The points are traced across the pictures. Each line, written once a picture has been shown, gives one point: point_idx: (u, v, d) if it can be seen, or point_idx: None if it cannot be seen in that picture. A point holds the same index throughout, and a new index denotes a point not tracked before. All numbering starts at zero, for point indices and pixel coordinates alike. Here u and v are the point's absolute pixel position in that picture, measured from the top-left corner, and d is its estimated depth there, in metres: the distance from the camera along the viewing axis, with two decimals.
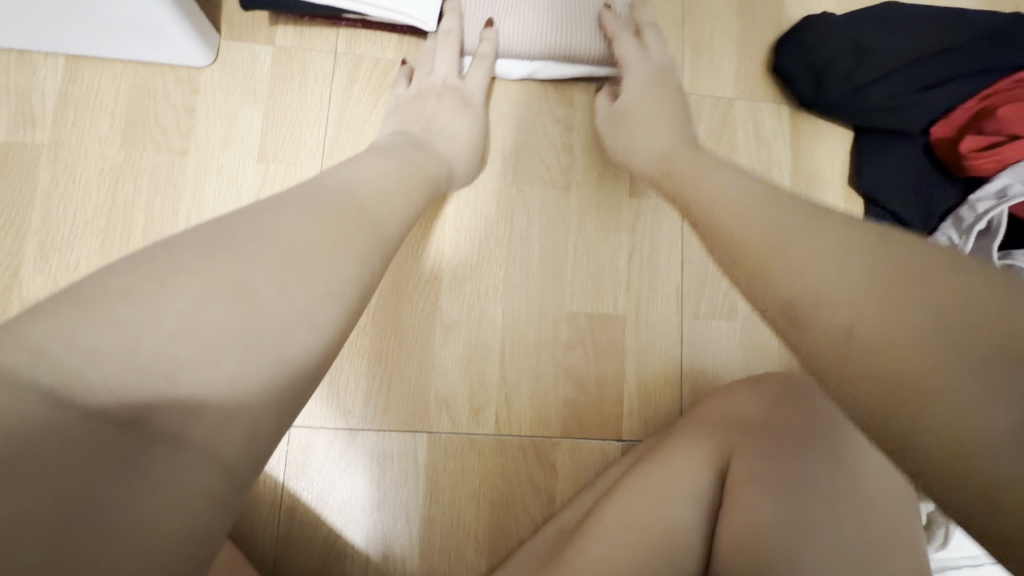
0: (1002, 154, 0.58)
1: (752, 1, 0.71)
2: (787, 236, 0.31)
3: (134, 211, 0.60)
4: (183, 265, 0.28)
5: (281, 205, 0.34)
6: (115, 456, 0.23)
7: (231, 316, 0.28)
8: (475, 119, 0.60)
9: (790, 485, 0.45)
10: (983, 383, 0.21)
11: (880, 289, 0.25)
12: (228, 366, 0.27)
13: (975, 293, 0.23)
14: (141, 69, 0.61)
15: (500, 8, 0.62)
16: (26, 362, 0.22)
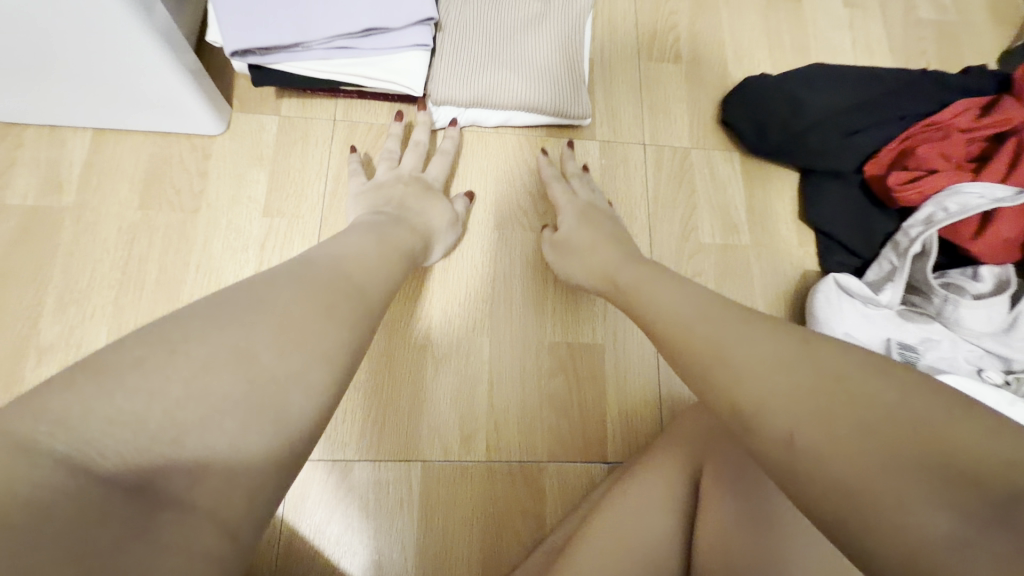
0: (924, 186, 0.65)
1: (699, 66, 0.81)
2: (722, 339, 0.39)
3: (147, 263, 0.65)
4: (189, 338, 0.33)
5: (272, 286, 0.39)
6: (126, 520, 0.26)
7: (233, 381, 0.32)
8: (446, 206, 0.66)
9: (746, 507, 0.49)
10: (922, 488, 0.27)
11: (813, 401, 0.32)
12: (228, 431, 0.31)
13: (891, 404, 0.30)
14: (160, 139, 0.69)
15: (482, 63, 0.69)
16: (44, 431, 0.26)
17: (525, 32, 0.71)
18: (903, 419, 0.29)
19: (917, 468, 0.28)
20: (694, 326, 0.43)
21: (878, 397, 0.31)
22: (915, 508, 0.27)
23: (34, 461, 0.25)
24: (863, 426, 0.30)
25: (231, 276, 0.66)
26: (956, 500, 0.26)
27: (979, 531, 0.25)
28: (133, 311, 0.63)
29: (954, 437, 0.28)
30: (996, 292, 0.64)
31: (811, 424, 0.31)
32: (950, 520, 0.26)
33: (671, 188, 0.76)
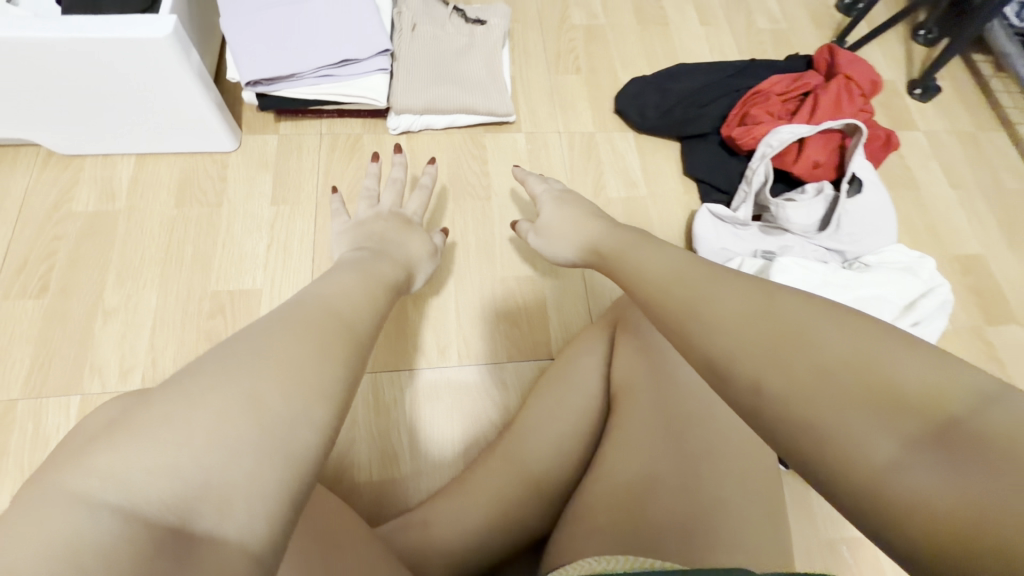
0: (756, 133, 0.90)
1: (594, 76, 1.09)
2: (696, 305, 0.40)
3: (184, 246, 0.84)
4: (211, 382, 0.30)
5: (274, 321, 0.36)
6: (174, 555, 0.25)
7: (251, 415, 0.30)
8: (422, 240, 0.71)
9: (646, 354, 0.70)
10: (870, 418, 0.29)
11: (767, 355, 0.34)
12: (254, 472, 0.28)
13: (834, 344, 0.32)
14: (189, 158, 0.91)
15: (429, 80, 0.94)
16: (93, 484, 0.25)
17: (460, 57, 0.97)
18: (852, 357, 0.31)
19: (868, 399, 0.29)
20: (673, 301, 0.43)
21: (832, 340, 0.32)
22: (862, 434, 0.29)
23: (85, 518, 0.24)
24: (819, 368, 0.31)
25: (250, 248, 0.85)
26: (902, 430, 0.28)
27: (919, 452, 0.27)
28: (176, 280, 0.82)
29: (896, 367, 0.30)
30: (815, 196, 0.87)
31: (774, 377, 0.33)
32: (892, 445, 0.28)
33: (582, 161, 1.00)
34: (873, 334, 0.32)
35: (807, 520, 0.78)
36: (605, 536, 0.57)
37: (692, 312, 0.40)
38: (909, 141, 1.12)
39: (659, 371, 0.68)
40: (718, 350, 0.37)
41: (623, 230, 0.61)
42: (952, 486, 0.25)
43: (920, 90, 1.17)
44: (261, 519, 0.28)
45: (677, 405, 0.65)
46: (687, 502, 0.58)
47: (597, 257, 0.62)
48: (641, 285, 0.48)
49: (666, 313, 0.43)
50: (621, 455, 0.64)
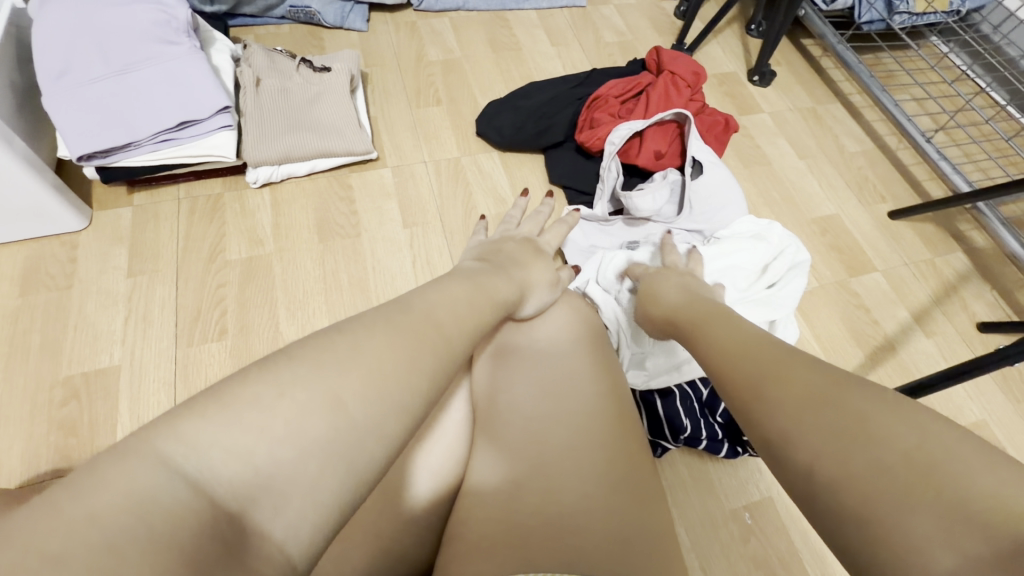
0: (600, 135, 0.95)
1: (455, 106, 1.13)
2: (765, 373, 0.42)
3: (31, 334, 0.80)
4: (291, 377, 0.34)
5: (373, 331, 0.40)
6: (228, 545, 0.29)
7: (336, 425, 0.34)
8: (546, 275, 0.75)
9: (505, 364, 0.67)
10: (908, 507, 0.30)
11: (833, 423, 0.35)
12: (308, 493, 0.32)
13: (912, 443, 0.32)
14: (33, 243, 0.87)
15: (281, 130, 0.95)
16: (181, 453, 0.30)
17: (311, 105, 0.99)
18: (924, 452, 0.31)
19: (917, 488, 0.30)
20: (751, 371, 0.43)
21: (895, 429, 0.33)
22: (903, 519, 0.29)
23: (169, 483, 0.28)
24: (879, 457, 0.32)
25: (105, 326, 0.82)
26: (963, 545, 0.27)
27: (956, 547, 0.27)
28: (23, 371, 0.77)
29: (968, 476, 0.29)
30: (662, 182, 0.91)
31: (837, 446, 0.34)
32: (934, 535, 0.28)
33: (450, 185, 1.02)
34: (949, 439, 0.31)
35: (708, 495, 0.79)
36: (477, 551, 0.53)
37: (757, 381, 0.42)
38: (757, 123, 1.20)
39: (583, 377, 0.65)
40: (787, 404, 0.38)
41: (704, 302, 0.62)
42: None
43: (758, 76, 1.26)
44: (304, 534, 0.31)
45: (560, 404, 0.62)
46: (555, 502, 0.56)
47: (672, 327, 0.62)
48: (716, 359, 0.49)
49: (731, 385, 0.44)
50: (491, 464, 0.60)
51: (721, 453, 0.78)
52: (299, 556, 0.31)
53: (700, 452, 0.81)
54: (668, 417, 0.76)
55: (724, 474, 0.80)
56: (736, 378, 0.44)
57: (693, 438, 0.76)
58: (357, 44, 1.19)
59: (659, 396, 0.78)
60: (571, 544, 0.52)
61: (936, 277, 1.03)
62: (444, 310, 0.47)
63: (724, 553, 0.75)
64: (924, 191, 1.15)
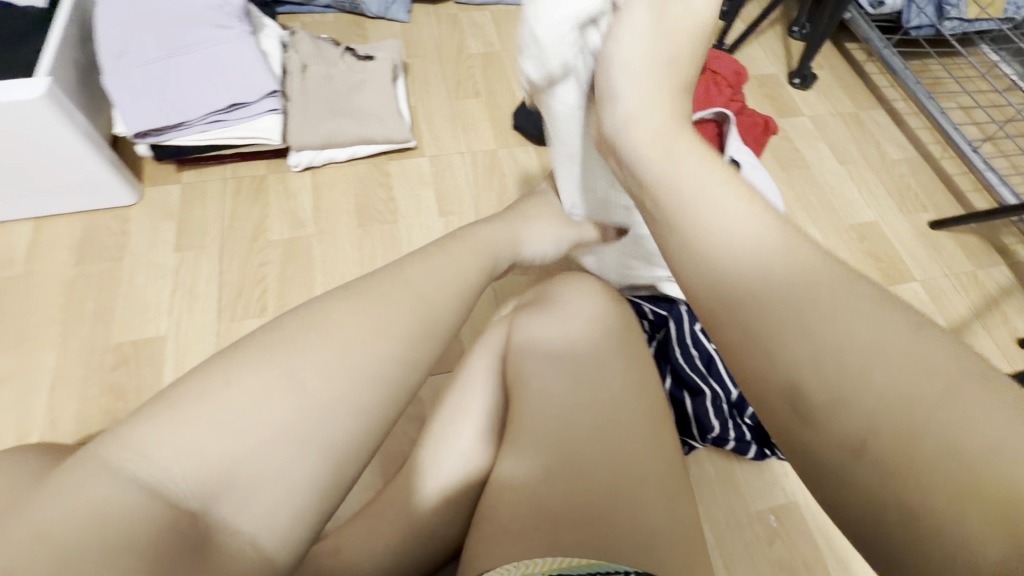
0: None
1: (493, 99, 1.14)
2: (800, 306, 0.34)
3: (85, 302, 0.84)
4: (244, 370, 0.39)
5: (337, 324, 0.43)
6: (196, 540, 0.33)
7: (304, 412, 0.38)
8: (560, 230, 0.72)
9: (540, 350, 0.66)
10: (931, 466, 0.28)
11: (859, 364, 0.31)
12: (277, 481, 0.36)
13: (995, 431, 0.28)
14: (90, 215, 0.91)
15: (325, 116, 0.97)
16: (129, 462, 0.33)
17: (353, 92, 1.01)
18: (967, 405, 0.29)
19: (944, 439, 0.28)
20: (780, 280, 0.36)
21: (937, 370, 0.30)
22: (955, 516, 0.27)
23: (123, 491, 0.32)
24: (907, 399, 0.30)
25: (153, 298, 0.85)
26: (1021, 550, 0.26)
27: (970, 504, 0.27)
28: (77, 336, 0.81)
29: None
30: None
31: (853, 393, 0.31)
32: (946, 497, 0.28)
33: (486, 177, 1.03)
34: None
35: (734, 496, 0.79)
36: (508, 537, 0.55)
37: (796, 316, 0.34)
38: (796, 127, 1.19)
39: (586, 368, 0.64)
40: (815, 337, 0.33)
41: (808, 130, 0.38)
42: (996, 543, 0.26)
43: (799, 79, 1.25)
44: (276, 522, 0.35)
45: (591, 390, 0.62)
46: (586, 489, 0.57)
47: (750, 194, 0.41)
48: (731, 275, 0.37)
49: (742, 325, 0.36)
50: (521, 448, 0.61)
51: (747, 454, 0.78)
52: (274, 546, 0.35)
53: (727, 452, 0.81)
54: (696, 416, 0.77)
55: (751, 476, 0.80)
56: (761, 306, 0.35)
57: (721, 438, 0.77)
58: (399, 35, 1.21)
59: (688, 395, 0.78)
60: (601, 533, 0.54)
61: (977, 290, 1.01)
62: (418, 292, 0.48)
63: (748, 553, 0.75)
64: (966, 202, 1.12)
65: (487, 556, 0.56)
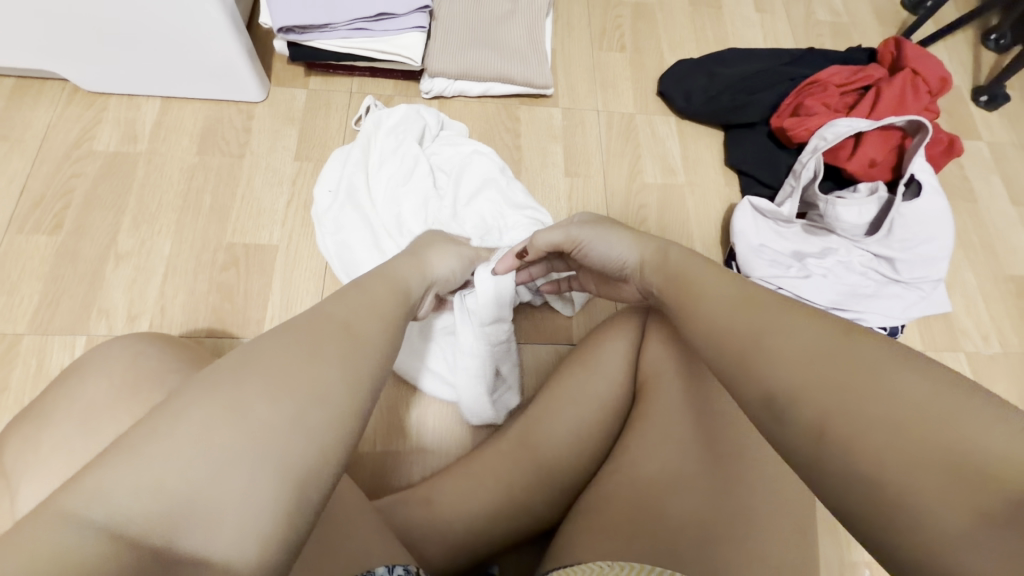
0: (809, 125, 0.85)
1: (639, 55, 1.02)
2: (748, 330, 0.39)
3: (203, 194, 0.82)
4: (245, 382, 0.35)
5: (292, 333, 0.39)
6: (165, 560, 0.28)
7: (267, 424, 0.33)
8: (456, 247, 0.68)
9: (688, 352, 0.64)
10: (948, 492, 0.28)
11: (838, 403, 0.32)
12: (235, 488, 0.31)
13: (916, 395, 0.30)
14: (215, 105, 0.88)
15: (465, 45, 0.90)
16: (83, 504, 0.28)
17: (498, 23, 0.94)
18: (917, 413, 0.30)
19: (927, 461, 0.29)
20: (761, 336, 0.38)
21: (918, 395, 0.30)
22: (931, 500, 0.28)
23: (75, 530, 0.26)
24: (887, 426, 0.30)
25: (269, 203, 0.83)
26: (974, 503, 0.27)
27: (985, 530, 0.26)
28: (192, 228, 0.79)
29: (971, 433, 0.28)
30: (868, 196, 0.82)
31: (831, 440, 0.32)
32: (964, 519, 0.27)
33: (619, 142, 0.95)
34: (961, 396, 0.30)
35: (830, 540, 0.74)
36: (617, 532, 0.54)
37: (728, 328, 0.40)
38: (972, 151, 1.04)
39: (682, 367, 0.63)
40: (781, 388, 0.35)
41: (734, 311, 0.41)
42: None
43: (987, 97, 1.08)
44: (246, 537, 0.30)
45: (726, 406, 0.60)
46: (710, 505, 0.54)
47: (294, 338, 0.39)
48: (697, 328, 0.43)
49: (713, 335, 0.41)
50: (647, 447, 0.60)
51: None
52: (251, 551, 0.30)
53: None
54: None
55: None
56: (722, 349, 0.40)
57: None
58: None
59: None
60: (720, 554, 0.51)
61: None
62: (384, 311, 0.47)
63: None
64: None
65: (589, 546, 0.54)
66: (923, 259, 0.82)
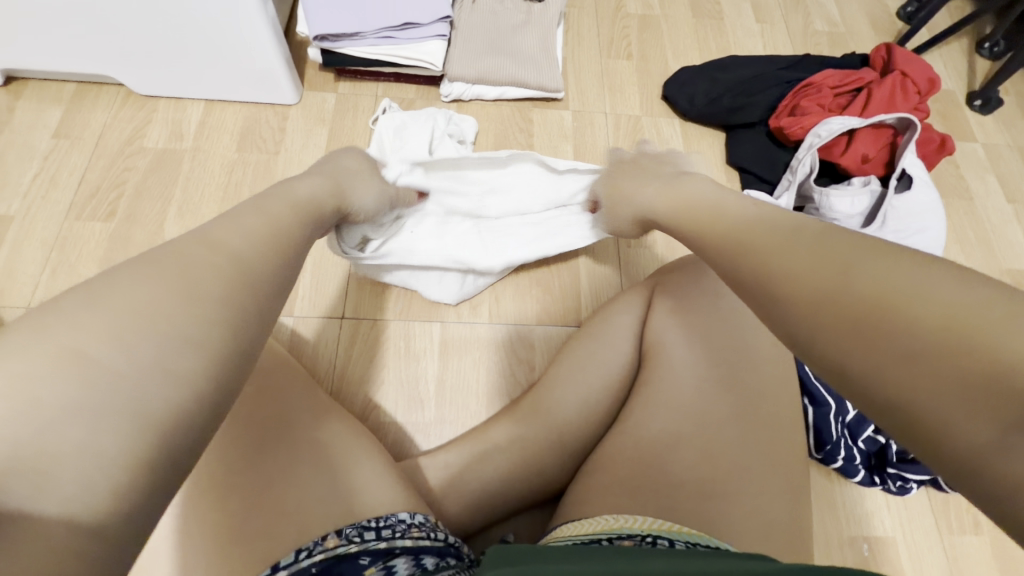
0: (805, 124, 0.91)
1: (645, 62, 1.09)
2: (768, 255, 0.38)
3: (241, 187, 0.89)
4: (95, 310, 0.29)
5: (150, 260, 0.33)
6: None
7: (131, 356, 0.28)
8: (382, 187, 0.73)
9: (691, 323, 0.69)
10: (968, 401, 0.24)
11: (852, 337, 0.30)
12: (79, 434, 0.25)
13: (930, 312, 0.27)
14: (253, 107, 0.96)
15: (482, 52, 0.98)
16: None
17: (513, 32, 1.01)
18: (933, 329, 0.27)
19: (953, 370, 0.25)
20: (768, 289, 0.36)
21: (927, 305, 0.27)
22: (949, 415, 0.25)
23: None
24: (903, 346, 0.27)
25: None
26: (988, 411, 0.24)
27: (1012, 435, 0.23)
28: None
29: (992, 334, 0.25)
30: (862, 188, 0.87)
31: (845, 369, 0.30)
32: (990, 426, 0.23)
33: (626, 142, 1.01)
34: (982, 301, 0.26)
35: (829, 516, 0.77)
36: (620, 488, 0.58)
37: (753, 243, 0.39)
38: (967, 152, 1.08)
39: (689, 335, 0.68)
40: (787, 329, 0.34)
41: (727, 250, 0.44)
42: None
43: (982, 101, 1.12)
44: (87, 485, 0.24)
45: (725, 371, 0.65)
46: (708, 462, 0.59)
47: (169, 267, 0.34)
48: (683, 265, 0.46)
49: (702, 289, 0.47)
50: (649, 412, 0.64)
51: (857, 477, 0.76)
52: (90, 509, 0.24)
53: (831, 471, 0.79)
54: (816, 426, 0.75)
55: (853, 500, 0.78)
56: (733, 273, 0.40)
57: (832, 454, 0.75)
58: None
59: (809, 402, 0.74)
60: (716, 508, 0.56)
61: None
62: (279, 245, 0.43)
63: None
64: None
65: (594, 502, 0.58)
66: (918, 247, 0.85)
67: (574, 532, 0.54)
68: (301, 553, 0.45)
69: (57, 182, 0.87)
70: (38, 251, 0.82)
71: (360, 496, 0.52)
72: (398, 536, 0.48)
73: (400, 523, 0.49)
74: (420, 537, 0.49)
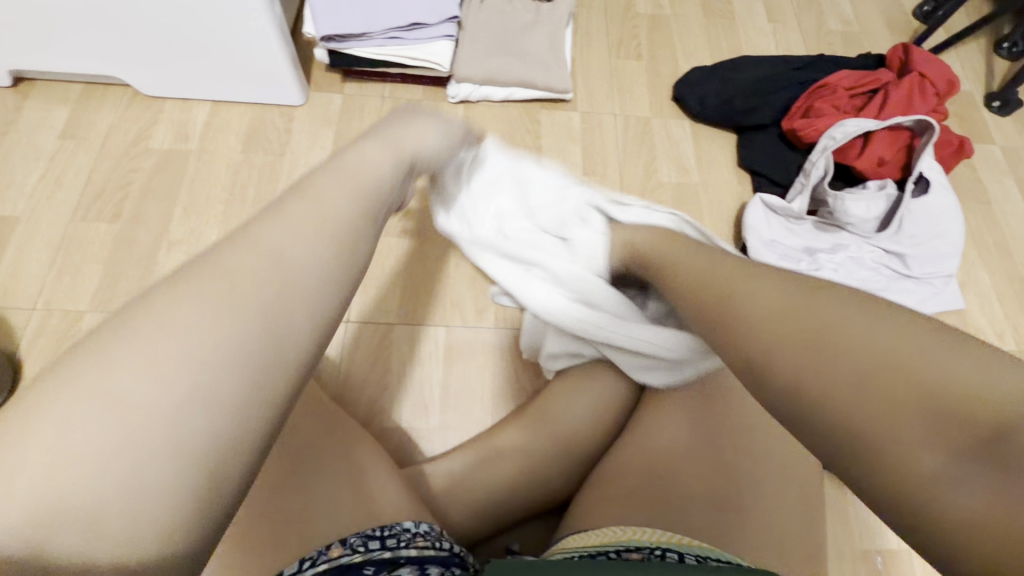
0: (818, 126, 0.89)
1: (654, 63, 1.07)
2: None
3: (247, 188, 0.88)
4: (139, 371, 0.29)
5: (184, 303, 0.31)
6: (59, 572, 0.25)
7: (185, 420, 0.29)
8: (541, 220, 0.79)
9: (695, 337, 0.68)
10: (926, 429, 0.30)
11: (810, 356, 0.36)
12: (145, 497, 0.27)
13: (886, 345, 0.34)
14: (259, 107, 0.95)
15: (490, 53, 0.96)
16: None
17: (521, 32, 1.00)
18: (893, 365, 0.33)
19: (908, 408, 0.31)
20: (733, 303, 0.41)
21: (880, 340, 0.34)
22: (903, 438, 0.31)
23: None
24: (860, 373, 0.33)
25: None
26: (945, 441, 0.30)
27: (960, 462, 0.29)
28: (237, 218, 0.86)
29: (946, 371, 0.31)
30: (877, 192, 0.85)
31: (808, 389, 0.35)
32: (936, 456, 0.30)
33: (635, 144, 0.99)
34: (935, 342, 0.33)
35: (842, 529, 0.76)
36: (631, 501, 0.56)
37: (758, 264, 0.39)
38: (985, 155, 1.05)
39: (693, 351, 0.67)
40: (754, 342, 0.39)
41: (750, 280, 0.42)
42: (997, 503, 0.27)
43: (1000, 102, 1.09)
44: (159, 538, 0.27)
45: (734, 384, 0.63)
46: (721, 475, 0.57)
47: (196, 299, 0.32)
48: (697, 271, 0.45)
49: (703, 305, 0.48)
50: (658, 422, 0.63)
51: None
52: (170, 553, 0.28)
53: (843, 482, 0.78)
54: None
55: (866, 512, 0.76)
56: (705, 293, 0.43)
57: None
58: None
59: None
60: (731, 522, 0.54)
61: None
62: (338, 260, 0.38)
63: None
64: None
65: (602, 514, 0.56)
66: (934, 253, 0.84)
67: (575, 544, 0.52)
68: (304, 563, 0.44)
69: (62, 182, 0.87)
70: (43, 252, 0.81)
71: (362, 507, 0.51)
72: (402, 547, 0.47)
73: (405, 532, 0.49)
74: (425, 546, 0.48)
